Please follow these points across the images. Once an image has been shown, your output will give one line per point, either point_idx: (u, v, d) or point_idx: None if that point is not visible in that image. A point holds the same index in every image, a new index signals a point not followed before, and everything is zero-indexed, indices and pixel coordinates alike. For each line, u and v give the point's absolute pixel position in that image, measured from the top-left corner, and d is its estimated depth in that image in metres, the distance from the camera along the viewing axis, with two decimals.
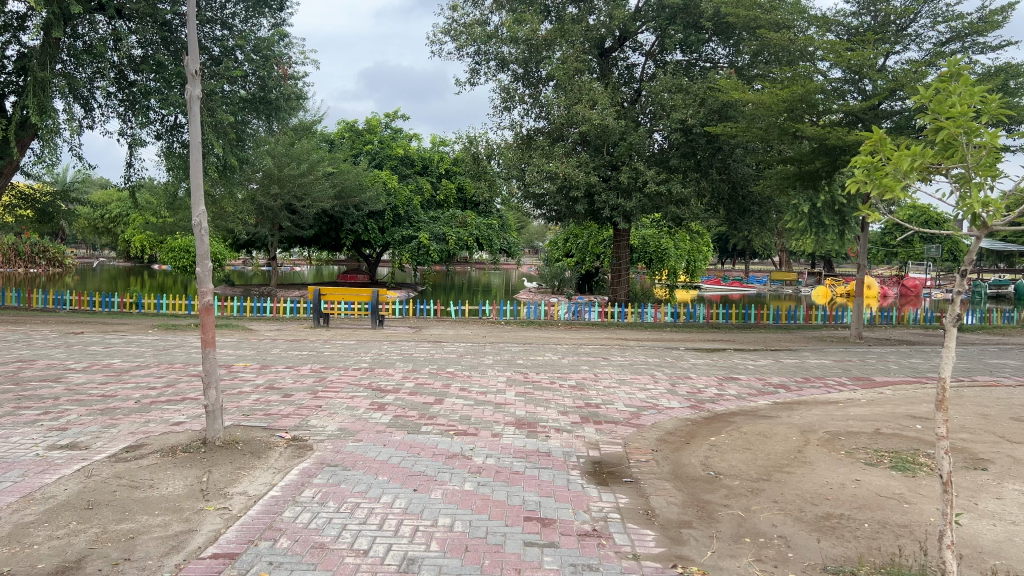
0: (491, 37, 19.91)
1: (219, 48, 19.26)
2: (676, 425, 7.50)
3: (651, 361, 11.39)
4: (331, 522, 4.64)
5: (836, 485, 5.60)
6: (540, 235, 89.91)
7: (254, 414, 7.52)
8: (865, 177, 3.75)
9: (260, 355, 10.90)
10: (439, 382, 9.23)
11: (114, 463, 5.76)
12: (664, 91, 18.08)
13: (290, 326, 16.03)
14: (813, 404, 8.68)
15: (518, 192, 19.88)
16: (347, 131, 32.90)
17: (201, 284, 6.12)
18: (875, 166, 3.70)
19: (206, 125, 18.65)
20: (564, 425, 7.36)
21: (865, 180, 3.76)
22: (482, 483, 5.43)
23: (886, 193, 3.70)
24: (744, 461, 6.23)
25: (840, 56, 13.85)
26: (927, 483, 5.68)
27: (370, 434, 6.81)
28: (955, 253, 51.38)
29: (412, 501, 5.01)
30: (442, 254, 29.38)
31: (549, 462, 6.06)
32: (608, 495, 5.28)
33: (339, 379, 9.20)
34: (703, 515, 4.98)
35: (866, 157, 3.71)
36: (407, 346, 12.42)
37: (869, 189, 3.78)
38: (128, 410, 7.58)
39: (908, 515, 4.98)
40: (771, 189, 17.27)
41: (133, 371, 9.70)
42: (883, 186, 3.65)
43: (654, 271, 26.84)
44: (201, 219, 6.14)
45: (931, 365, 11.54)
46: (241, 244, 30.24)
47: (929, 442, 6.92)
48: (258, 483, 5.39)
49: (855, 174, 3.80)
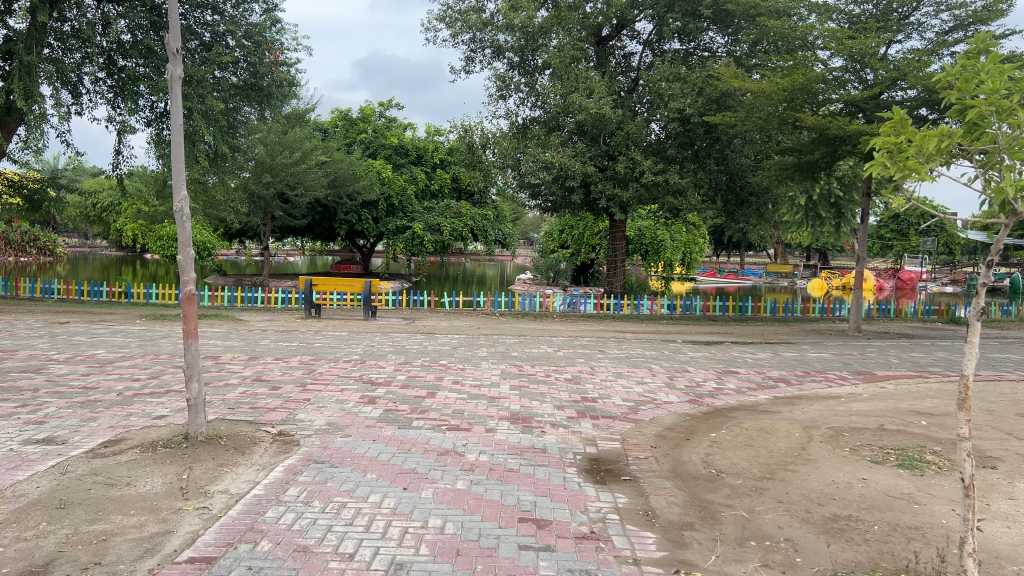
0: (487, 24, 19.61)
1: (210, 33, 18.89)
2: (675, 421, 7.29)
3: (648, 354, 11.18)
4: (315, 524, 4.42)
5: (844, 484, 5.39)
6: (535, 225, 89.93)
7: (240, 407, 7.28)
8: (886, 161, 3.52)
9: (249, 347, 10.66)
10: (432, 375, 8.99)
11: (91, 459, 5.52)
12: (662, 80, 17.83)
13: (282, 316, 15.82)
14: (814, 399, 8.48)
15: (513, 182, 19.61)
16: (342, 120, 32.43)
17: (182, 273, 5.86)
18: (897, 148, 3.46)
19: (196, 113, 18.22)
20: (560, 420, 7.13)
21: (887, 163, 3.53)
22: (475, 481, 5.20)
23: (910, 177, 3.46)
24: (747, 458, 6.02)
25: (842, 44, 13.59)
26: (936, 483, 5.50)
27: (360, 429, 6.57)
28: (949, 246, 51.53)
29: (400, 501, 4.78)
30: (436, 245, 29.09)
31: (545, 459, 5.83)
32: (605, 494, 5.07)
33: (329, 371, 8.97)
34: (706, 516, 4.77)
35: (888, 139, 3.48)
36: (400, 338, 12.18)
37: (890, 173, 3.54)
38: (110, 403, 7.33)
39: (920, 517, 4.78)
40: (769, 180, 17.07)
41: (117, 362, 9.45)
42: (906, 169, 3.42)
43: (650, 263, 26.63)
44: (182, 205, 5.86)
45: (933, 359, 11.37)
46: (232, 233, 29.88)
47: (936, 440, 6.73)
48: (241, 481, 5.16)
49: (876, 157, 3.56)
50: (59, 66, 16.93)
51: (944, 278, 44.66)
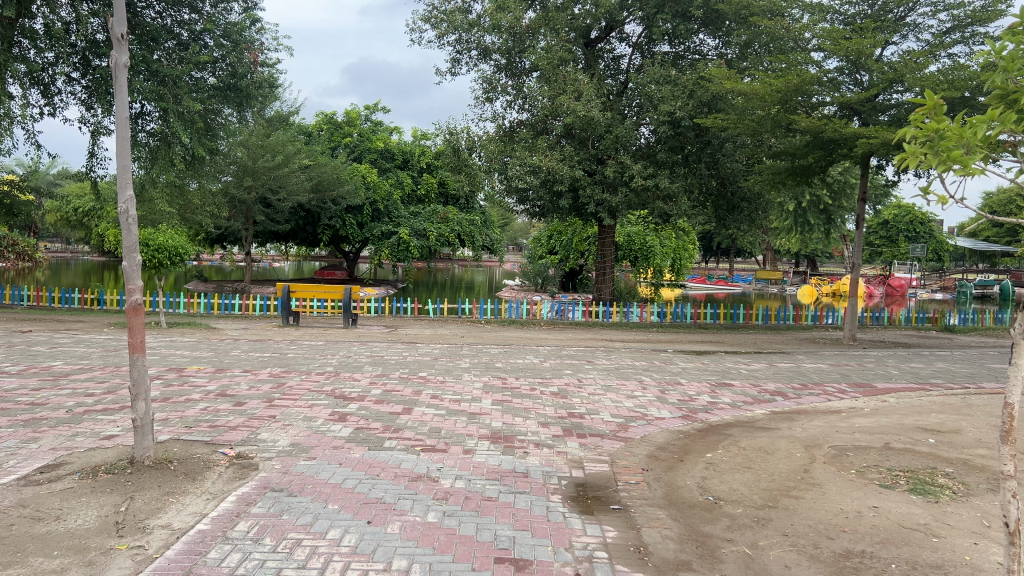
0: (473, 25, 19.14)
1: (187, 33, 18.40)
2: (668, 439, 6.79)
3: (638, 365, 10.69)
4: (262, 567, 3.88)
5: (853, 514, 4.90)
6: (524, 232, 90.26)
7: (198, 425, 6.72)
8: (927, 151, 3.38)
9: (218, 358, 10.08)
10: (409, 389, 8.45)
11: (22, 488, 4.97)
12: (652, 82, 17.43)
13: (259, 324, 15.21)
14: (814, 414, 8.01)
15: (500, 186, 19.17)
16: (326, 123, 31.90)
17: (128, 281, 5.34)
18: (938, 136, 3.33)
19: (171, 114, 17.67)
20: (545, 439, 6.61)
21: (926, 153, 3.39)
22: (447, 513, 4.68)
23: (954, 169, 3.30)
24: (746, 483, 5.52)
25: (838, 45, 13.15)
26: (952, 511, 5.03)
27: (326, 451, 6.03)
28: (938, 253, 51.58)
29: (362, 538, 4.25)
30: (422, 250, 28.55)
31: (527, 485, 5.31)
32: (593, 528, 4.55)
33: (299, 385, 8.42)
34: (705, 553, 4.28)
35: (926, 127, 3.35)
36: (379, 347, 11.63)
37: (932, 163, 3.40)
38: (56, 421, 6.75)
39: (941, 553, 4.31)
40: (761, 185, 16.70)
41: (73, 375, 8.85)
42: (951, 160, 3.27)
43: (640, 269, 26.21)
44: (128, 206, 5.35)
45: (934, 370, 10.92)
46: (213, 238, 29.22)
47: (947, 461, 6.27)
48: (185, 514, 4.62)
49: (912, 148, 3.42)
50: (27, 64, 16.36)
51: (934, 284, 44.58)
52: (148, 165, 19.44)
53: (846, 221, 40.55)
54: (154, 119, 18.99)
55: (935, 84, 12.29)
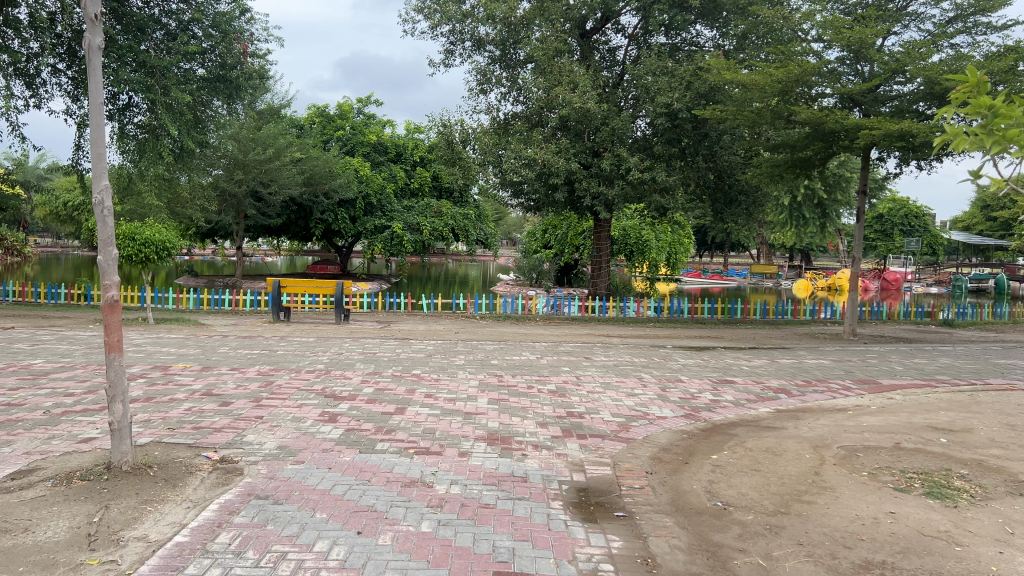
0: (467, 16, 18.81)
1: (175, 23, 18.02)
2: (671, 440, 6.54)
3: (637, 362, 10.43)
4: None
5: (869, 521, 4.65)
6: (518, 226, 90.03)
7: (181, 427, 6.42)
8: (982, 133, 3.58)
9: (205, 355, 9.78)
10: (402, 387, 8.16)
11: None
12: (648, 74, 17.15)
13: (248, 320, 14.90)
14: (820, 413, 7.76)
15: (494, 180, 18.84)
16: (318, 116, 31.50)
17: (103, 275, 5.05)
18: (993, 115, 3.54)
19: (160, 105, 17.28)
20: (544, 440, 6.34)
21: (979, 135, 3.59)
22: (443, 522, 4.42)
23: (1009, 149, 3.53)
24: (755, 487, 5.27)
25: (839, 33, 12.87)
26: (974, 517, 4.79)
27: (315, 454, 5.75)
28: (933, 246, 51.71)
29: (352, 550, 3.98)
30: (416, 245, 28.20)
31: (526, 490, 5.06)
32: (596, 538, 4.30)
33: (288, 384, 8.12)
34: (716, 565, 4.03)
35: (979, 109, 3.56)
36: (371, 344, 11.35)
37: (983, 145, 3.61)
38: (32, 423, 6.44)
39: (964, 563, 4.07)
40: (759, 179, 16.45)
41: (54, 373, 8.54)
42: (1007, 140, 3.49)
43: (635, 263, 25.98)
44: (103, 196, 5.05)
45: (938, 366, 10.69)
46: (203, 232, 28.79)
47: (961, 462, 6.04)
48: (163, 524, 4.35)
49: (961, 130, 3.62)
50: (10, 55, 15.96)
51: (929, 278, 44.56)
52: (136, 159, 19.08)
53: (841, 215, 40.44)
54: (142, 111, 18.64)
55: (938, 73, 12.14)
